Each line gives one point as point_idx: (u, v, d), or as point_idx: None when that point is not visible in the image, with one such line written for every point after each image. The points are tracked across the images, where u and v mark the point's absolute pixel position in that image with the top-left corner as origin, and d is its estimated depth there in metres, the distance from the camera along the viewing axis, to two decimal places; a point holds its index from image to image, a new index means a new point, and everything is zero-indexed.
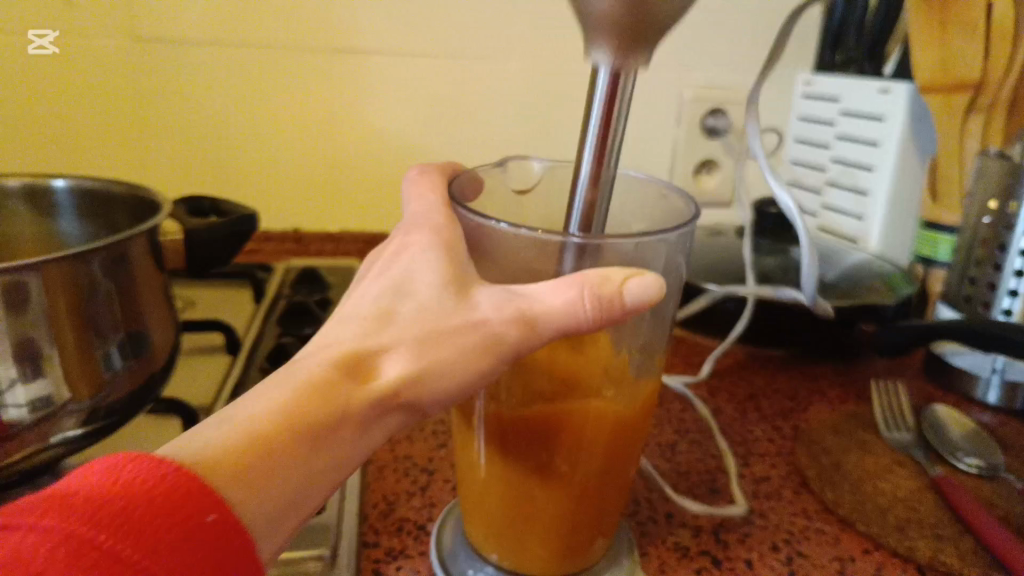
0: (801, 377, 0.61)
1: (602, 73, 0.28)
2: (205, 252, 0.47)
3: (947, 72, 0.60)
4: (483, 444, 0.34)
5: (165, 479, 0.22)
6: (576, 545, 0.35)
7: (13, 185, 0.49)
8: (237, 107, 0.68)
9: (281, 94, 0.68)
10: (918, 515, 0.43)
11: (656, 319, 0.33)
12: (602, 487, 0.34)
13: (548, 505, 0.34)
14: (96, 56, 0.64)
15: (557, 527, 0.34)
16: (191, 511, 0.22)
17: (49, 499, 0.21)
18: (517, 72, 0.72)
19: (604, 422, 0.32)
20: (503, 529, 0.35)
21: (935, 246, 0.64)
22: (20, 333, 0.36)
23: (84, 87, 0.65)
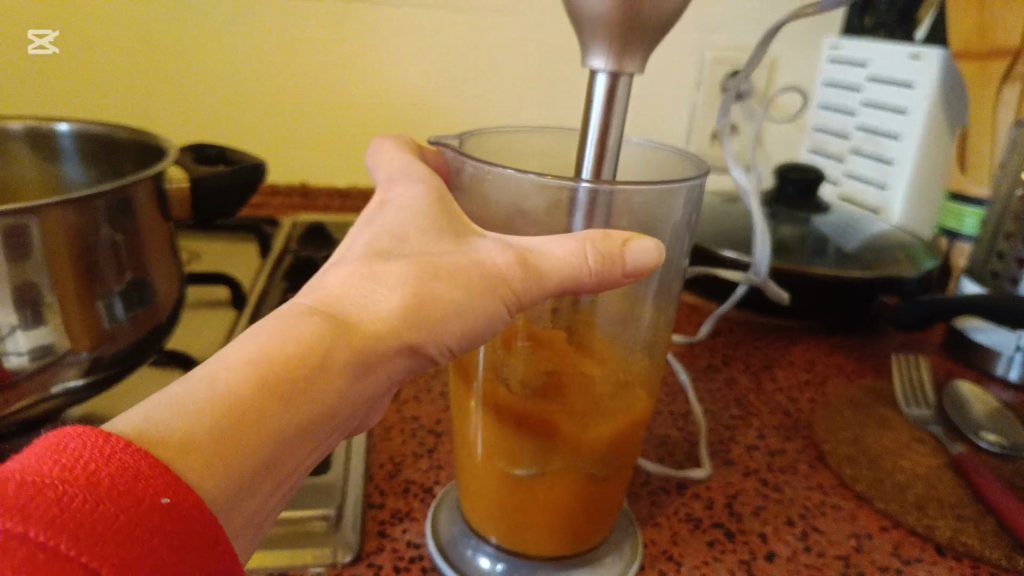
0: (818, 349, 0.59)
1: (601, 74, 0.29)
2: (212, 203, 0.45)
3: (982, 38, 0.57)
4: (478, 423, 0.32)
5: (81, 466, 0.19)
6: (576, 532, 0.34)
7: (15, 128, 0.47)
8: (251, 64, 0.66)
9: (295, 49, 0.66)
10: (937, 493, 0.42)
11: (666, 290, 0.31)
12: (607, 473, 0.33)
13: (548, 493, 0.32)
14: (103, 16, 0.62)
15: (560, 514, 0.33)
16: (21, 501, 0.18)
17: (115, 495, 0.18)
18: (536, 27, 0.69)
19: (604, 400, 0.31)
20: (499, 515, 0.34)
21: (960, 219, 0.62)
22: (21, 279, 0.34)
23: (91, 50, 0.63)
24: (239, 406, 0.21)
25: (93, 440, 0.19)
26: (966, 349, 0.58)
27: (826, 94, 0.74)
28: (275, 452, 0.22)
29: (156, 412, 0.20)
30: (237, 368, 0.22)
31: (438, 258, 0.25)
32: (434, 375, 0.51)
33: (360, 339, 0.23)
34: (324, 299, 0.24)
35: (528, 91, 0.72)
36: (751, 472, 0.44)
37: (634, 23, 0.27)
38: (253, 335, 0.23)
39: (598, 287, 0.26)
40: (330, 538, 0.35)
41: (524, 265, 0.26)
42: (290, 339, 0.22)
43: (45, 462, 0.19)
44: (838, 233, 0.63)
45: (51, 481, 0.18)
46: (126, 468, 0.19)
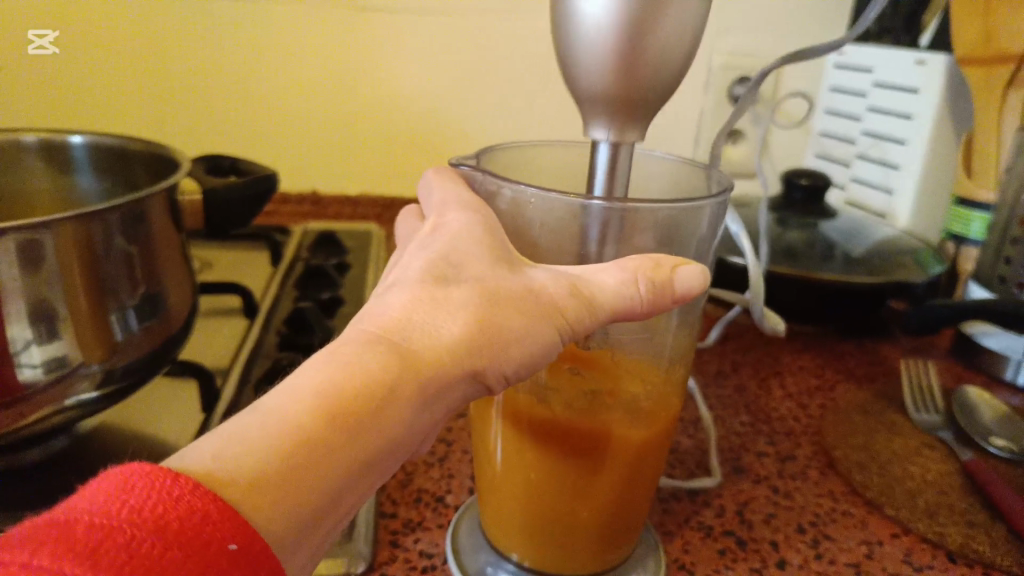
0: (827, 354, 0.59)
1: (602, 146, 0.30)
2: (225, 214, 0.46)
3: (988, 44, 0.57)
4: (499, 438, 0.33)
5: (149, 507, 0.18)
6: (598, 549, 0.34)
7: (29, 141, 0.47)
8: (252, 66, 0.67)
9: (298, 52, 0.67)
10: (948, 499, 0.42)
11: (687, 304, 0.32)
12: (630, 491, 0.33)
13: (570, 511, 0.33)
14: (98, 21, 0.62)
15: (582, 532, 0.33)
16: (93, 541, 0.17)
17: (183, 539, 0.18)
18: (544, 35, 0.70)
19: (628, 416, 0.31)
20: (521, 534, 0.34)
21: (968, 224, 0.62)
22: (35, 293, 0.35)
23: (88, 55, 0.63)
24: (308, 438, 0.20)
25: (160, 478, 0.19)
26: (975, 354, 0.58)
27: (831, 100, 0.75)
28: (342, 485, 0.21)
29: (225, 446, 0.20)
30: (303, 399, 0.21)
31: (497, 289, 0.25)
32: None
33: (426, 370, 0.23)
34: (384, 325, 0.24)
35: (535, 98, 0.72)
36: (762, 480, 0.44)
37: (630, 97, 0.28)
38: (317, 366, 0.22)
39: (649, 312, 0.27)
40: (343, 547, 0.35)
41: (578, 296, 0.26)
42: (358, 369, 0.22)
43: (109, 503, 0.18)
44: (846, 238, 0.63)
45: (116, 523, 0.18)
46: (193, 511, 0.18)
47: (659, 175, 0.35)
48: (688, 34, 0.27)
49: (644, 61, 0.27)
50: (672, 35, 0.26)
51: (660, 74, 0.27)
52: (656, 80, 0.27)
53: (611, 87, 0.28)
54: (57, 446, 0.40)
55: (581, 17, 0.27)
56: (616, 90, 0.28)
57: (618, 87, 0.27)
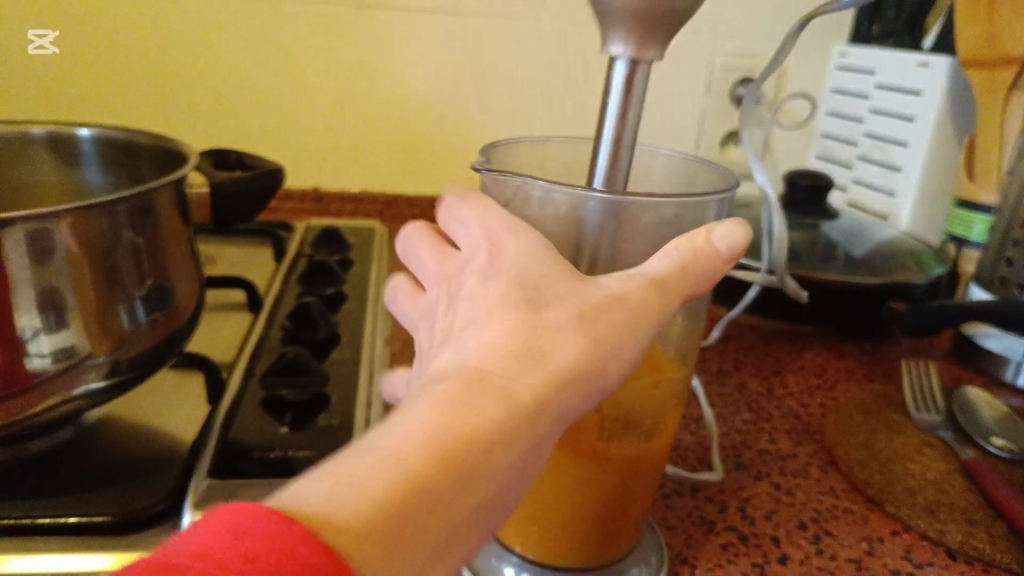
0: (828, 354, 0.60)
1: (620, 63, 0.29)
2: (232, 208, 0.46)
3: (991, 46, 0.58)
4: None
5: (261, 556, 0.18)
6: (602, 540, 0.34)
7: (37, 132, 0.48)
8: (255, 57, 0.67)
9: (301, 43, 0.67)
10: (948, 498, 0.42)
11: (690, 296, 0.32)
12: (634, 481, 0.33)
13: (573, 501, 0.33)
14: (104, 15, 0.63)
15: (585, 522, 0.33)
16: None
17: None
18: (548, 34, 0.70)
19: (631, 407, 0.31)
20: (525, 525, 0.34)
21: (969, 225, 0.62)
22: (44, 282, 0.35)
23: (93, 49, 0.64)
24: (416, 487, 0.20)
25: (265, 524, 0.18)
26: (975, 355, 0.58)
27: (833, 102, 0.75)
28: (450, 534, 0.21)
29: (337, 485, 0.20)
30: (418, 442, 0.21)
31: (594, 314, 0.25)
32: None
33: (531, 407, 0.22)
34: (482, 364, 0.23)
35: (538, 96, 0.73)
36: (763, 476, 0.44)
37: (654, 8, 0.27)
38: (421, 408, 0.22)
39: (706, 282, 0.27)
40: None
41: (650, 292, 0.25)
42: (468, 416, 0.22)
43: (206, 554, 0.18)
44: (846, 238, 0.63)
45: (229, 573, 0.18)
46: (298, 564, 0.18)
47: (664, 171, 0.36)
48: None
49: None
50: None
51: None
52: None
53: None
54: (63, 437, 0.40)
55: None
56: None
57: None
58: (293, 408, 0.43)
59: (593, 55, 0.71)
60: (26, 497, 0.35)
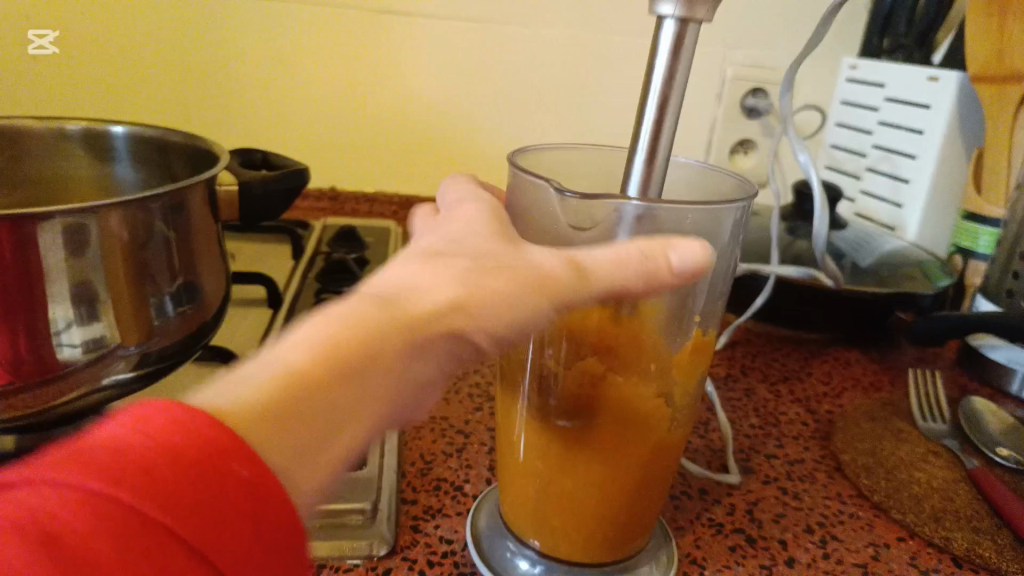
0: (834, 362, 0.61)
1: (669, 23, 0.27)
2: (258, 206, 0.47)
3: (1002, 63, 0.59)
4: (523, 423, 0.34)
5: (195, 437, 0.18)
6: (616, 537, 0.35)
7: (72, 129, 0.49)
8: (270, 58, 0.68)
9: (316, 44, 0.68)
10: (953, 505, 0.43)
11: (710, 299, 0.33)
12: (649, 478, 0.34)
13: (590, 497, 0.33)
14: (117, 14, 0.65)
15: (601, 518, 0.34)
16: (216, 463, 0.18)
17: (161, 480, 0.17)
18: (564, 40, 0.71)
19: (646, 408, 0.32)
20: (542, 519, 0.35)
21: (976, 238, 0.63)
22: (79, 275, 0.36)
23: (106, 46, 0.66)
24: (310, 381, 0.20)
25: (177, 418, 0.18)
26: (980, 366, 0.59)
27: (843, 113, 0.76)
28: (338, 425, 0.21)
29: (220, 396, 0.19)
30: (309, 348, 0.21)
31: (498, 258, 0.26)
32: (461, 378, 0.52)
33: (415, 325, 0.23)
34: (386, 291, 0.24)
35: (552, 101, 0.74)
36: (770, 480, 0.45)
37: None
38: (316, 322, 0.22)
39: (647, 290, 0.27)
40: (365, 530, 0.36)
41: (575, 268, 0.26)
42: (344, 328, 0.22)
43: (116, 454, 0.17)
44: (853, 249, 0.64)
45: (142, 449, 0.17)
46: (195, 440, 0.18)
47: (687, 182, 0.36)
48: None
49: None
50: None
51: None
52: None
53: None
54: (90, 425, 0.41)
55: None
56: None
57: None
58: None
59: (610, 62, 0.72)
60: None
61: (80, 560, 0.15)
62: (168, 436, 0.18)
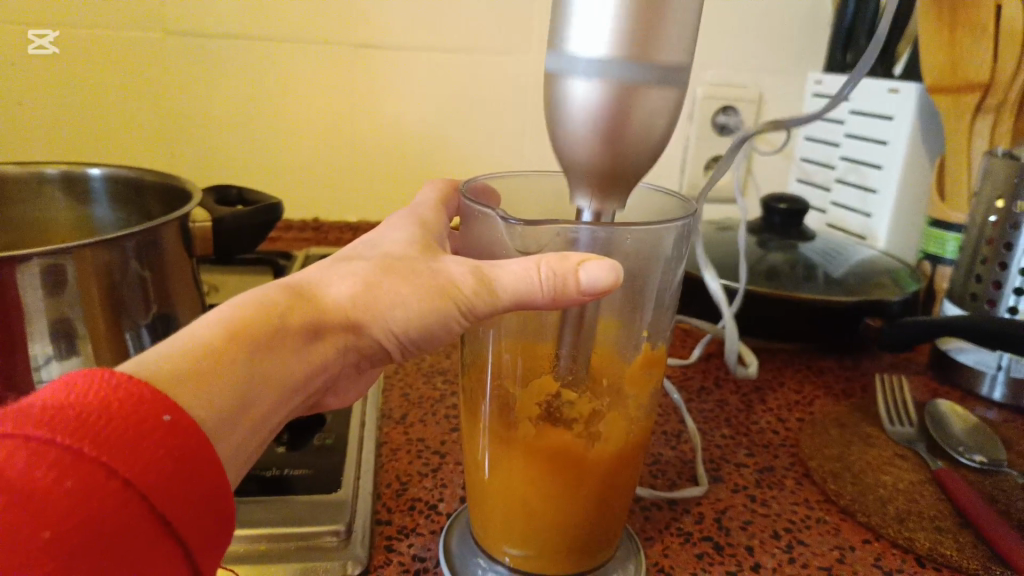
0: (808, 370, 0.62)
1: (585, 213, 0.31)
2: (233, 240, 0.49)
3: (956, 74, 0.60)
4: (486, 444, 0.35)
5: (120, 388, 0.24)
6: (581, 552, 0.36)
7: (51, 173, 0.51)
8: (248, 94, 0.70)
9: (294, 83, 0.71)
10: (918, 507, 0.44)
11: (658, 311, 0.34)
12: (609, 494, 0.35)
13: (553, 513, 0.35)
14: (90, 49, 0.66)
15: (565, 533, 0.35)
16: (147, 413, 0.23)
17: (92, 418, 0.23)
18: (535, 66, 0.73)
19: (600, 420, 0.34)
20: (509, 536, 0.36)
21: (942, 244, 0.64)
22: (58, 314, 0.38)
23: (80, 81, 0.67)
24: (222, 352, 0.26)
25: (99, 375, 0.24)
26: (950, 370, 0.60)
27: (811, 127, 0.78)
28: (246, 387, 0.27)
29: (151, 356, 0.25)
30: (218, 324, 0.27)
31: (394, 259, 0.31)
32: (439, 400, 0.54)
33: (319, 304, 0.29)
34: (296, 282, 0.30)
35: (528, 124, 0.76)
36: (740, 488, 0.46)
37: (612, 174, 0.29)
38: (232, 303, 0.28)
39: (554, 303, 0.29)
40: (340, 552, 0.37)
41: (478, 276, 0.29)
42: (261, 307, 0.28)
43: (54, 409, 0.23)
44: (825, 258, 0.66)
45: (69, 403, 0.23)
46: (130, 393, 0.23)
47: (635, 205, 0.38)
48: (667, 115, 0.28)
49: (626, 143, 0.28)
50: (656, 107, 0.27)
51: (640, 157, 0.29)
52: (637, 156, 0.29)
53: (595, 162, 0.29)
54: None
55: (568, 98, 0.28)
56: (600, 162, 0.29)
57: (601, 167, 0.29)
58: (293, 432, 0.46)
59: None
60: None
61: (25, 485, 0.21)
62: (144, 383, 0.24)
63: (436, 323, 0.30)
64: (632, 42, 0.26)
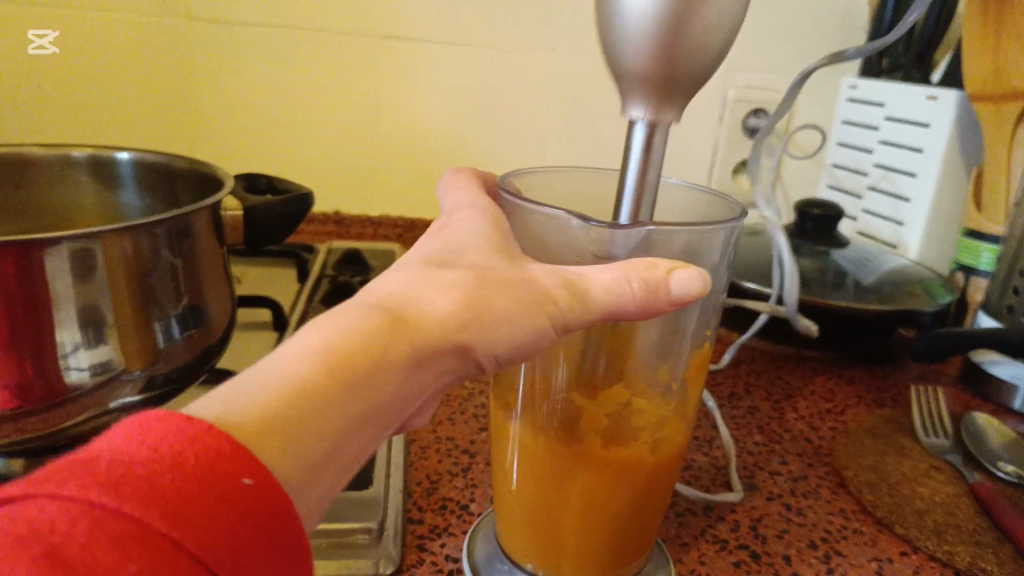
0: (838, 379, 0.61)
1: (639, 126, 0.29)
2: (263, 229, 0.48)
3: (997, 81, 0.59)
4: (519, 449, 0.34)
5: (196, 441, 0.20)
6: (614, 558, 0.35)
7: (78, 156, 0.50)
8: (274, 84, 0.70)
9: (316, 72, 0.70)
10: (956, 520, 0.43)
11: (707, 315, 0.33)
12: (646, 501, 0.34)
13: (587, 520, 0.34)
14: (110, 39, 0.66)
15: (599, 538, 0.34)
16: (227, 474, 0.20)
17: (163, 479, 0.19)
18: (566, 64, 0.72)
19: (660, 429, 0.33)
20: (540, 540, 0.35)
21: (977, 255, 0.63)
22: (86, 300, 0.37)
23: (101, 67, 0.67)
24: (314, 395, 0.22)
25: (172, 421, 0.20)
26: (984, 383, 0.59)
27: (844, 132, 0.77)
28: (346, 431, 0.23)
29: (235, 397, 0.22)
30: (308, 355, 0.23)
31: (490, 272, 0.27)
32: (465, 399, 0.53)
33: (418, 329, 0.25)
34: (388, 300, 0.26)
35: (556, 122, 0.75)
36: (774, 497, 0.45)
37: (670, 77, 0.27)
38: (318, 327, 0.24)
39: (642, 313, 0.28)
40: (372, 550, 0.36)
41: (571, 289, 0.27)
42: (355, 334, 0.23)
43: (121, 465, 0.19)
44: (856, 266, 0.65)
45: (135, 459, 0.19)
46: (208, 448, 0.20)
47: (679, 201, 0.37)
48: (732, 15, 0.26)
49: (686, 41, 0.26)
50: (716, 13, 0.26)
51: (700, 59, 0.27)
52: (699, 58, 0.27)
53: (652, 62, 0.27)
54: None
55: None
56: (654, 68, 0.27)
57: (657, 69, 0.27)
58: None
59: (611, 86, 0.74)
60: None
61: (81, 564, 0.17)
62: (225, 435, 0.20)
63: (533, 340, 0.27)
64: None
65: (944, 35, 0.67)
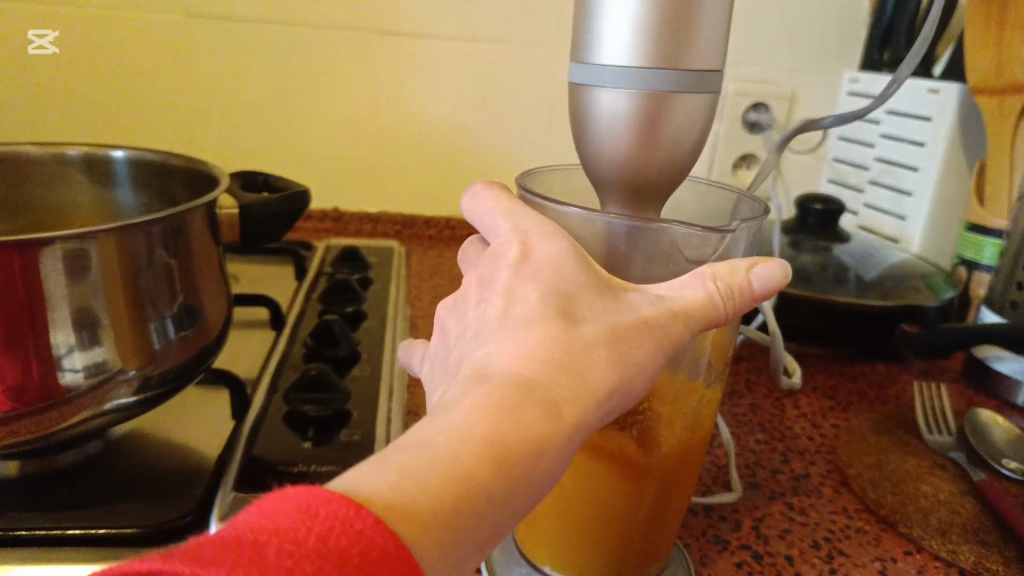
0: (839, 375, 0.60)
1: None
2: (261, 227, 0.48)
3: (1000, 75, 0.59)
4: None
5: (364, 537, 0.19)
6: (640, 553, 0.35)
7: (73, 154, 0.50)
8: (272, 80, 0.69)
9: (316, 67, 0.69)
10: (960, 518, 0.43)
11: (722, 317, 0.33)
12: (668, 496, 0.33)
13: (609, 515, 0.33)
14: (109, 38, 0.65)
15: (624, 533, 0.34)
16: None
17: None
18: (564, 59, 0.72)
19: (683, 426, 0.33)
20: (560, 540, 0.34)
21: (979, 249, 0.63)
22: (80, 301, 0.36)
23: (100, 64, 0.66)
24: (475, 483, 0.21)
25: (339, 504, 0.20)
26: (987, 379, 0.59)
27: (846, 127, 0.76)
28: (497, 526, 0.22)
29: (399, 475, 0.21)
30: (465, 445, 0.22)
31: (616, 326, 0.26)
32: None
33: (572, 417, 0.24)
34: (531, 375, 0.24)
35: (553, 117, 0.74)
36: (776, 496, 0.45)
37: (645, 178, 0.31)
38: (466, 408, 0.23)
39: (732, 316, 0.28)
40: None
41: (670, 313, 0.26)
42: (508, 422, 0.23)
43: (288, 558, 0.19)
44: (858, 261, 0.64)
45: (304, 550, 0.19)
46: (372, 547, 0.19)
47: (696, 200, 0.37)
48: (698, 124, 0.31)
49: (661, 142, 0.30)
50: (683, 122, 0.30)
51: (676, 156, 0.31)
52: (671, 161, 0.31)
53: (626, 170, 0.31)
54: (92, 450, 0.41)
55: (598, 104, 0.30)
56: (630, 169, 0.31)
57: (634, 171, 0.31)
58: (317, 425, 0.45)
59: None
60: (56, 508, 0.37)
61: None
62: (390, 532, 0.19)
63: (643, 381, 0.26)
64: (658, 49, 0.28)
65: (945, 27, 0.67)
